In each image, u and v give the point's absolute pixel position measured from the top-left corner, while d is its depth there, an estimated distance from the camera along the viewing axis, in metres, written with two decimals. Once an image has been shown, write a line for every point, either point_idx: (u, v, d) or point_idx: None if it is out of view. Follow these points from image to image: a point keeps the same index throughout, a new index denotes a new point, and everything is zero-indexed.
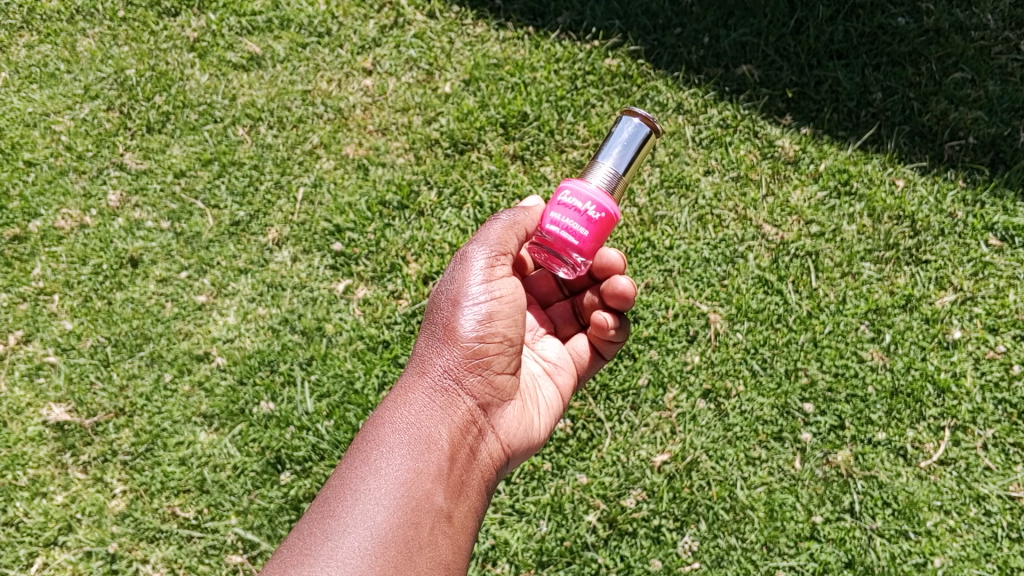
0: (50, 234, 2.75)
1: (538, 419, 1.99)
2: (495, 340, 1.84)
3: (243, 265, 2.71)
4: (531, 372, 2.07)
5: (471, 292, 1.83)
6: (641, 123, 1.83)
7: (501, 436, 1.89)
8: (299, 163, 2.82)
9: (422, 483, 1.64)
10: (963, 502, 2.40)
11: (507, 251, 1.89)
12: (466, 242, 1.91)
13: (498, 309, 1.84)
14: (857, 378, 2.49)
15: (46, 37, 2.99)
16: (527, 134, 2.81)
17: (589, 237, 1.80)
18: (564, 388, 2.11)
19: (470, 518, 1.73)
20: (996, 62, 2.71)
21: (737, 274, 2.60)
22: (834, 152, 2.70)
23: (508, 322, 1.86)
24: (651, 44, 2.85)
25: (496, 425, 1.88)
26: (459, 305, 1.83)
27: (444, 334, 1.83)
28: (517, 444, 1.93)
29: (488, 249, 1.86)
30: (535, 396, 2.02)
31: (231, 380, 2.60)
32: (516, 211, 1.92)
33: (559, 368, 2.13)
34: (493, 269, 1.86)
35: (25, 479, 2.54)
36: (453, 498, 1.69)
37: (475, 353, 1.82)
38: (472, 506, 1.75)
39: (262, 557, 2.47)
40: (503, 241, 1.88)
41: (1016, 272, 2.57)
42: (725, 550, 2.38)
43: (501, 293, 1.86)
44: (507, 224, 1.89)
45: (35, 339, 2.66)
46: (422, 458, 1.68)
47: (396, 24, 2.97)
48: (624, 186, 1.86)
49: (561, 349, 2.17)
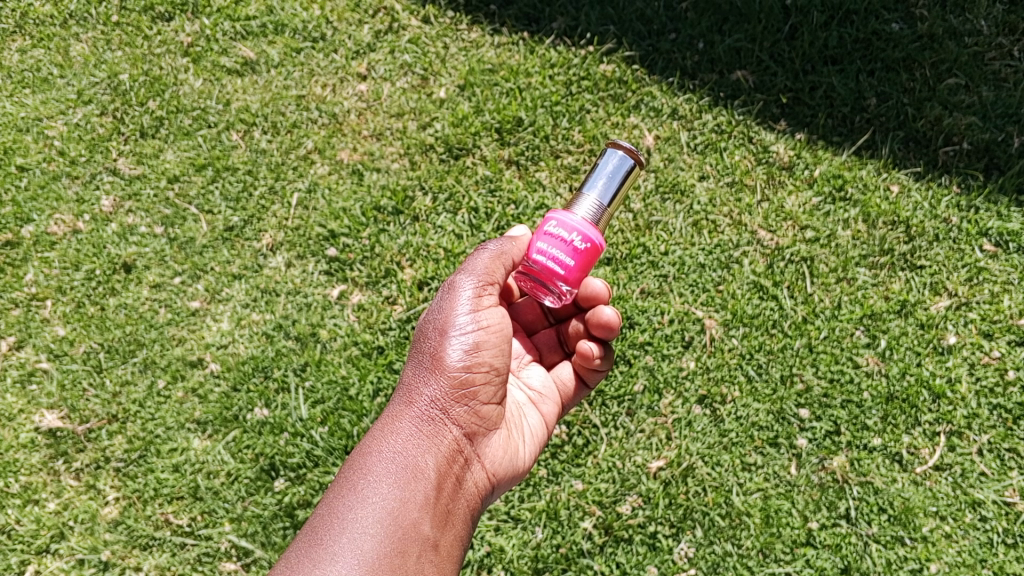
0: (43, 239, 2.74)
1: (522, 447, 1.98)
2: (482, 369, 1.83)
3: (237, 271, 2.70)
4: (517, 401, 2.06)
5: (458, 322, 1.82)
6: (625, 156, 1.82)
7: (488, 465, 1.89)
8: (293, 168, 2.81)
9: (408, 512, 1.65)
10: (959, 508, 2.39)
11: (494, 281, 1.88)
12: (454, 270, 1.89)
13: (484, 338, 1.83)
14: (853, 384, 2.49)
15: (39, 42, 2.98)
16: (522, 140, 2.80)
17: (575, 267, 1.81)
18: (549, 417, 2.11)
19: (456, 547, 1.74)
20: (990, 67, 2.72)
21: (733, 279, 2.60)
22: (828, 157, 2.71)
23: (495, 351, 1.85)
24: (645, 50, 2.85)
25: (483, 454, 1.88)
26: (446, 336, 1.82)
27: (431, 363, 1.82)
28: (503, 472, 1.92)
29: (475, 279, 1.85)
30: (520, 424, 2.01)
31: (225, 386, 2.58)
32: (502, 240, 1.91)
33: (543, 397, 2.12)
34: (480, 298, 1.85)
35: (17, 486, 2.52)
36: (439, 527, 1.70)
37: (462, 382, 1.82)
38: (458, 535, 1.75)
39: (256, 564, 2.45)
40: (491, 270, 1.87)
41: (1011, 277, 2.57)
42: (721, 557, 2.38)
43: (488, 323, 1.85)
44: (495, 253, 1.87)
45: (27, 345, 2.64)
46: (408, 487, 1.69)
47: (391, 29, 2.97)
48: (608, 218, 1.85)
49: (546, 377, 2.16)
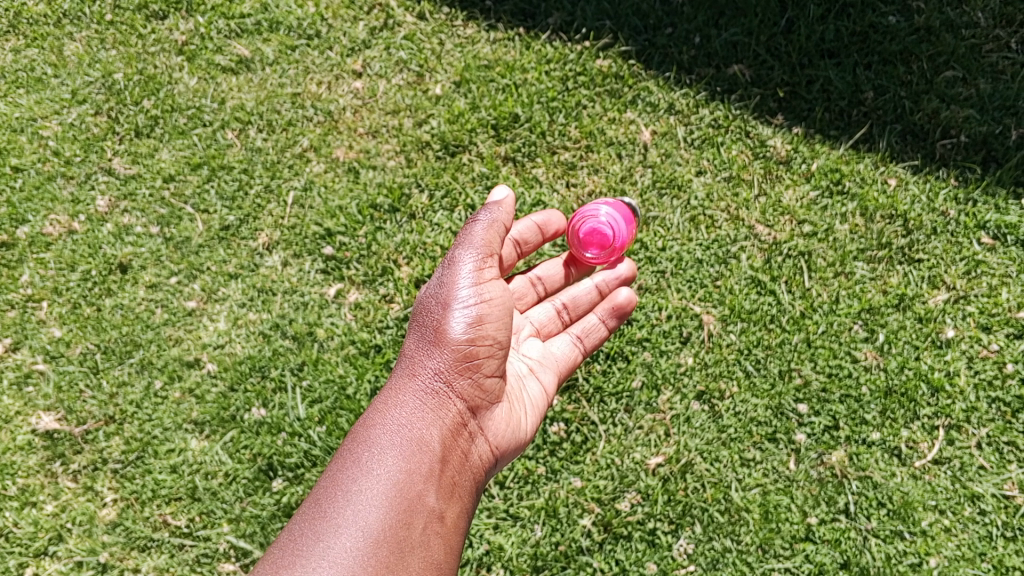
0: (38, 240, 2.73)
1: (524, 417, 2.04)
2: (485, 342, 1.87)
3: (233, 270, 2.68)
4: (518, 372, 2.13)
5: (460, 296, 1.85)
6: None
7: (491, 438, 1.91)
8: (289, 166, 2.80)
9: (414, 483, 1.65)
10: (958, 501, 2.39)
11: (492, 253, 1.93)
12: (451, 246, 1.94)
13: (487, 311, 1.87)
14: (851, 378, 2.49)
15: (33, 42, 2.96)
16: (518, 136, 2.79)
17: None
18: (548, 387, 2.17)
19: (461, 519, 1.74)
20: (987, 59, 2.71)
21: (730, 274, 2.59)
22: (826, 151, 2.70)
23: (497, 324, 1.89)
24: (641, 45, 2.84)
25: (486, 427, 1.91)
26: (449, 309, 1.85)
27: (434, 336, 1.85)
28: (505, 445, 1.95)
29: (474, 252, 1.90)
30: (520, 396, 2.07)
31: (222, 386, 2.57)
32: (491, 209, 1.97)
33: (543, 367, 2.20)
34: (481, 272, 1.90)
35: (15, 489, 2.51)
36: (444, 498, 1.70)
37: (466, 355, 1.84)
38: (463, 507, 1.76)
39: (255, 564, 2.44)
40: (488, 243, 1.93)
41: (1009, 270, 2.56)
42: (721, 553, 2.37)
43: (490, 296, 1.88)
44: (489, 226, 1.94)
45: (23, 347, 2.64)
46: (413, 459, 1.69)
47: (386, 26, 2.96)
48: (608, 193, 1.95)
49: (544, 350, 2.24)
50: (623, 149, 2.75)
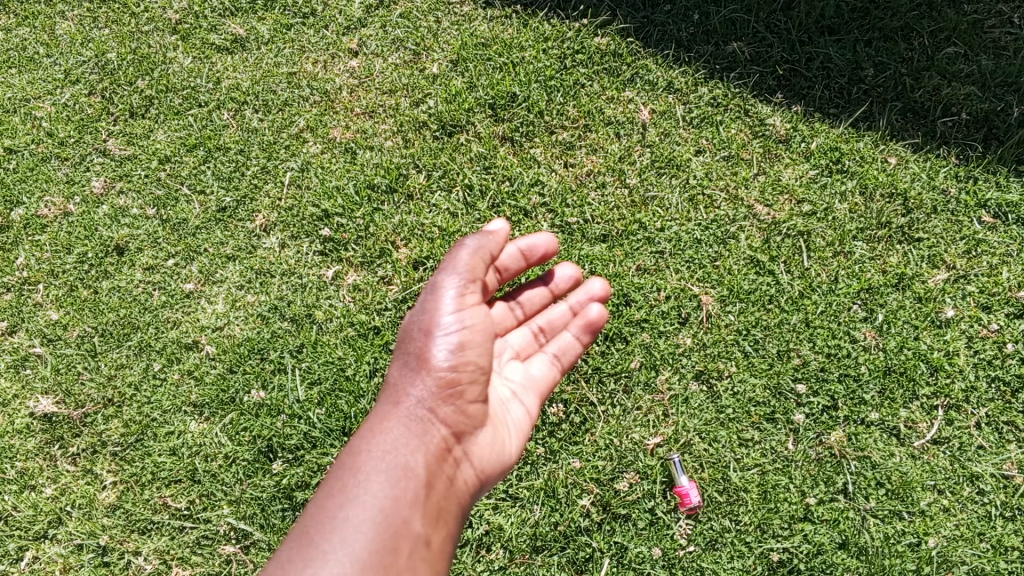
0: (33, 222, 2.75)
1: (509, 441, 2.03)
2: (468, 368, 1.89)
3: (230, 252, 2.66)
4: (501, 397, 2.11)
5: (443, 322, 1.89)
6: None
7: (477, 463, 1.92)
8: (285, 147, 2.77)
9: (400, 510, 1.70)
10: (957, 481, 2.38)
11: (476, 278, 1.97)
12: (436, 272, 1.97)
13: (469, 338, 1.90)
14: (850, 358, 2.47)
15: (25, 20, 3.03)
16: (516, 116, 2.76)
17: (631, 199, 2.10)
18: (532, 409, 2.14)
19: (447, 544, 1.78)
20: (990, 35, 2.68)
21: (729, 254, 2.58)
22: (825, 129, 2.67)
23: (480, 350, 1.92)
24: (640, 22, 2.82)
25: (472, 452, 1.92)
26: (431, 336, 1.88)
27: (418, 363, 1.88)
28: (491, 469, 1.96)
29: (458, 278, 1.93)
30: (505, 420, 2.06)
31: (221, 369, 2.55)
32: (480, 236, 2.01)
33: (526, 390, 2.17)
34: (463, 297, 1.94)
35: (14, 471, 2.54)
36: (430, 525, 1.74)
37: (450, 382, 1.87)
38: (449, 533, 1.79)
39: (255, 546, 2.42)
40: (472, 268, 1.96)
41: (1010, 249, 2.53)
42: (719, 532, 2.38)
43: (472, 322, 1.92)
44: (473, 251, 1.97)
45: (21, 330, 2.65)
46: (399, 486, 1.74)
47: (382, 4, 2.93)
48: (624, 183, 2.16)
49: (524, 373, 2.22)
50: (621, 128, 2.73)
